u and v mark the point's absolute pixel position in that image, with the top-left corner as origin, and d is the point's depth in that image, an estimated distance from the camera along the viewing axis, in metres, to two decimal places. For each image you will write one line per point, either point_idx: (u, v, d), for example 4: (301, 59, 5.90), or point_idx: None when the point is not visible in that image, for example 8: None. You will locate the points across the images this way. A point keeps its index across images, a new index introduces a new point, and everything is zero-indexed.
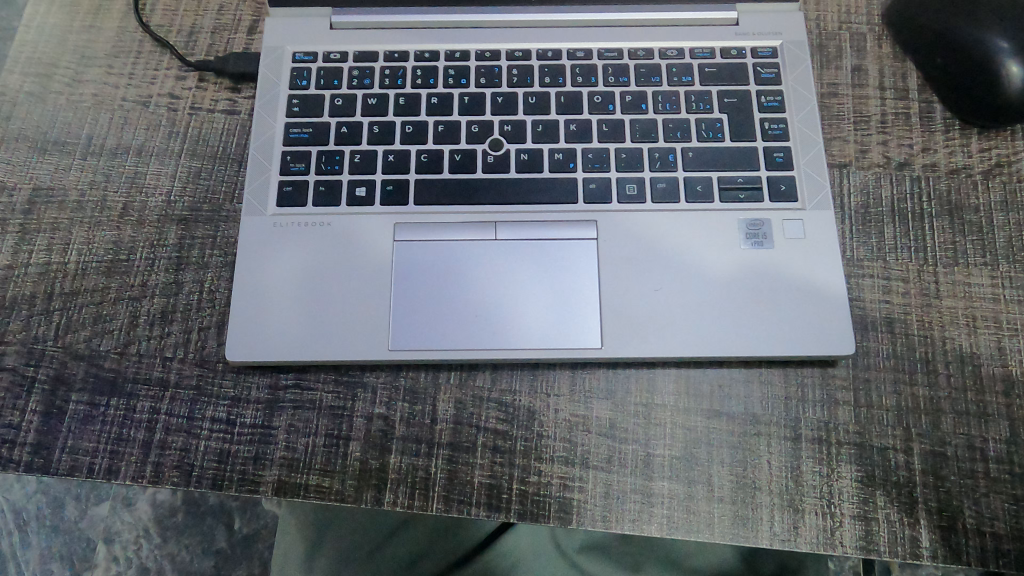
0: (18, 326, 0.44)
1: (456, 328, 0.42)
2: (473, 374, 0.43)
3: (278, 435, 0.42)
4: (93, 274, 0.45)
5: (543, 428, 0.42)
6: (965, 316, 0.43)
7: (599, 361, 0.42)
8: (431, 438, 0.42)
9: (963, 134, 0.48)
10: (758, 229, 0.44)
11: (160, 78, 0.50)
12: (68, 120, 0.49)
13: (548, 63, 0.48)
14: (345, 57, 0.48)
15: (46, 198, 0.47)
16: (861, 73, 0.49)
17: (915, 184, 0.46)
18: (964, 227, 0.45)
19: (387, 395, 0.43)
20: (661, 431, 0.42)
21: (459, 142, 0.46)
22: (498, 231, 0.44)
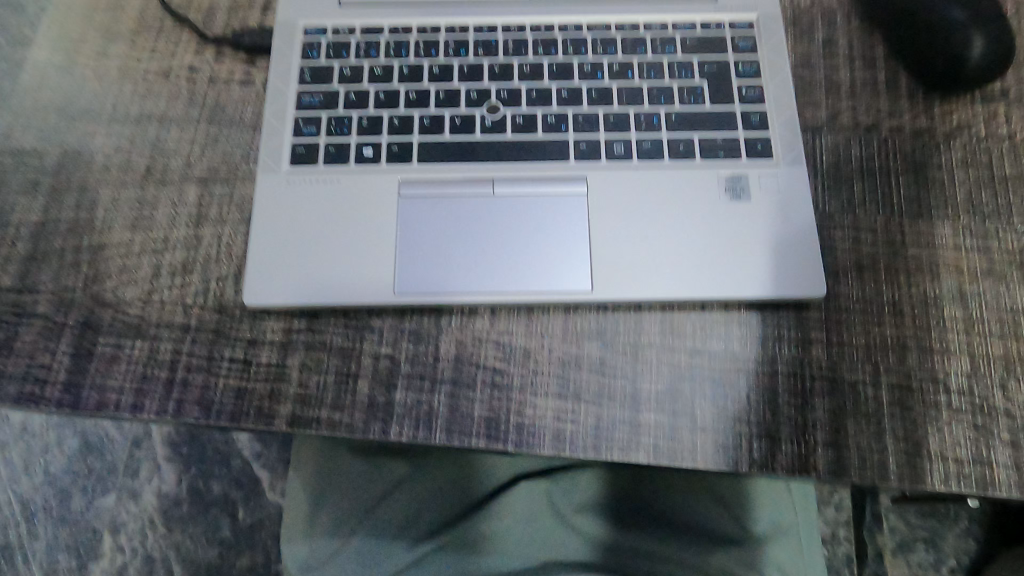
0: (49, 277, 0.47)
1: (457, 274, 0.46)
2: (473, 318, 0.46)
3: (292, 373, 0.45)
4: (119, 230, 0.48)
5: (538, 367, 0.45)
6: (929, 262, 0.47)
7: (590, 305, 0.46)
8: (434, 376, 0.45)
9: (926, 99, 0.51)
10: (736, 183, 0.48)
11: (182, 52, 0.53)
12: (95, 91, 0.52)
13: (541, 36, 0.51)
14: (353, 31, 0.52)
15: (75, 161, 0.50)
16: (832, 45, 0.53)
17: (882, 144, 0.50)
18: (927, 183, 0.49)
19: (393, 337, 0.46)
20: (647, 367, 0.45)
21: (459, 107, 0.50)
22: (496, 186, 0.48)
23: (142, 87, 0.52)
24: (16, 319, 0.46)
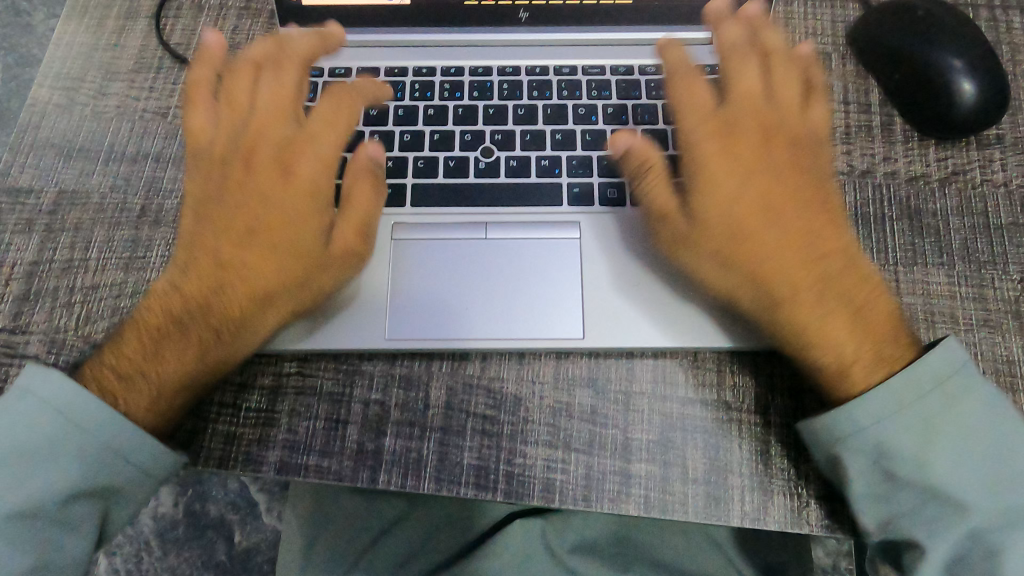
0: (42, 317, 0.47)
1: (448, 321, 0.45)
2: (464, 364, 0.46)
3: (281, 418, 0.45)
4: (112, 270, 0.48)
5: (529, 414, 0.45)
6: (923, 312, 0.47)
7: (582, 352, 0.46)
8: (423, 423, 0.45)
9: (921, 145, 0.51)
10: None
11: (293, 143, 0.46)
12: (93, 130, 0.53)
13: (535, 79, 0.52)
14: (350, 73, 0.53)
15: (71, 200, 0.50)
16: (828, 88, 0.53)
17: (877, 191, 0.50)
18: (922, 230, 0.49)
19: (383, 382, 0.46)
20: (638, 416, 0.44)
21: (453, 149, 0.50)
22: (488, 231, 0.48)
23: (241, 229, 0.45)
24: (8, 360, 0.46)
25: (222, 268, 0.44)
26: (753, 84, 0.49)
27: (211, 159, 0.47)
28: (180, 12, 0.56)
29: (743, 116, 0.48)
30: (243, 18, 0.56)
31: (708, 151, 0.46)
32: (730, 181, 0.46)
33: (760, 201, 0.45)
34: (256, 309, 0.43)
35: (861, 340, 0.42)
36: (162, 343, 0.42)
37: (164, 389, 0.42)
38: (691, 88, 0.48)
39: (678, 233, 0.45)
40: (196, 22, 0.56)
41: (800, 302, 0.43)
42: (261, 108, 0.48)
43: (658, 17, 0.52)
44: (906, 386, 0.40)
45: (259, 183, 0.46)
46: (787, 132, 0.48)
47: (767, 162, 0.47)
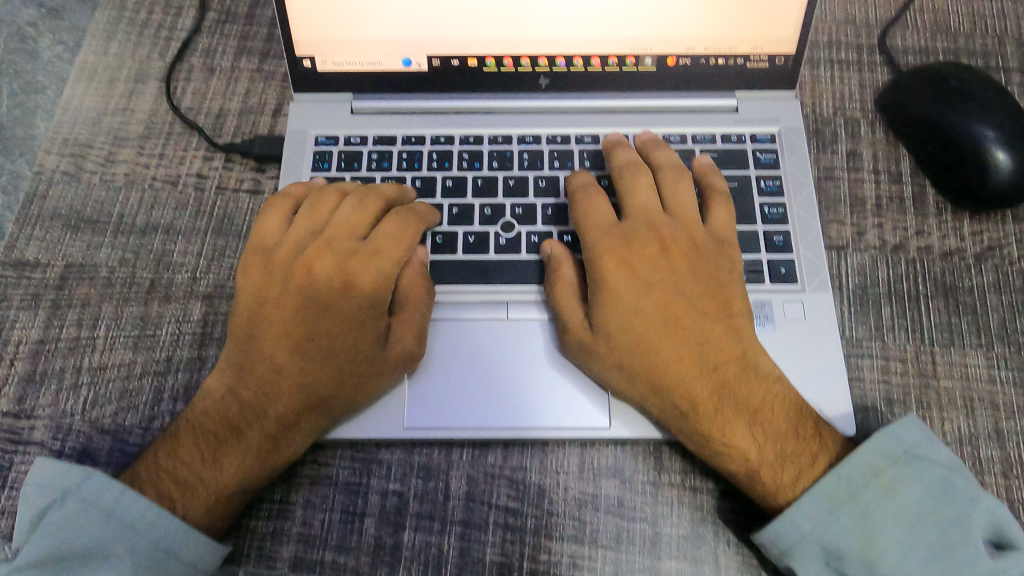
0: (47, 400, 0.45)
1: (468, 407, 0.44)
2: (485, 452, 0.44)
3: (296, 510, 0.43)
4: (121, 349, 0.47)
5: (553, 506, 0.43)
6: (962, 397, 0.45)
7: (608, 440, 0.44)
8: (444, 515, 0.43)
9: (954, 217, 0.50)
10: (760, 310, 0.46)
11: (365, 264, 0.45)
12: (101, 199, 0.51)
13: (557, 147, 0.51)
14: (365, 141, 0.51)
15: (78, 274, 0.49)
16: (856, 157, 0.52)
17: (910, 266, 0.48)
18: (958, 308, 0.47)
19: (402, 471, 0.44)
20: (668, 510, 0.43)
21: (473, 224, 0.48)
22: (510, 310, 0.46)
23: (301, 337, 0.43)
24: (11, 448, 0.44)
25: (279, 376, 0.42)
26: (648, 202, 0.47)
27: (270, 274, 0.45)
28: (191, 74, 0.55)
29: (642, 233, 0.46)
30: (255, 80, 0.55)
31: (608, 265, 0.44)
32: (627, 291, 0.43)
33: (655, 311, 0.43)
34: (310, 417, 0.42)
35: (765, 445, 0.40)
36: (221, 448, 0.41)
37: (223, 495, 0.40)
38: (597, 210, 0.46)
39: (582, 346, 0.43)
40: (207, 86, 0.55)
41: (698, 414, 0.40)
42: (334, 224, 0.46)
43: (681, 84, 0.51)
44: (836, 486, 0.38)
45: (320, 295, 0.44)
46: (684, 243, 0.46)
47: (657, 272, 0.44)
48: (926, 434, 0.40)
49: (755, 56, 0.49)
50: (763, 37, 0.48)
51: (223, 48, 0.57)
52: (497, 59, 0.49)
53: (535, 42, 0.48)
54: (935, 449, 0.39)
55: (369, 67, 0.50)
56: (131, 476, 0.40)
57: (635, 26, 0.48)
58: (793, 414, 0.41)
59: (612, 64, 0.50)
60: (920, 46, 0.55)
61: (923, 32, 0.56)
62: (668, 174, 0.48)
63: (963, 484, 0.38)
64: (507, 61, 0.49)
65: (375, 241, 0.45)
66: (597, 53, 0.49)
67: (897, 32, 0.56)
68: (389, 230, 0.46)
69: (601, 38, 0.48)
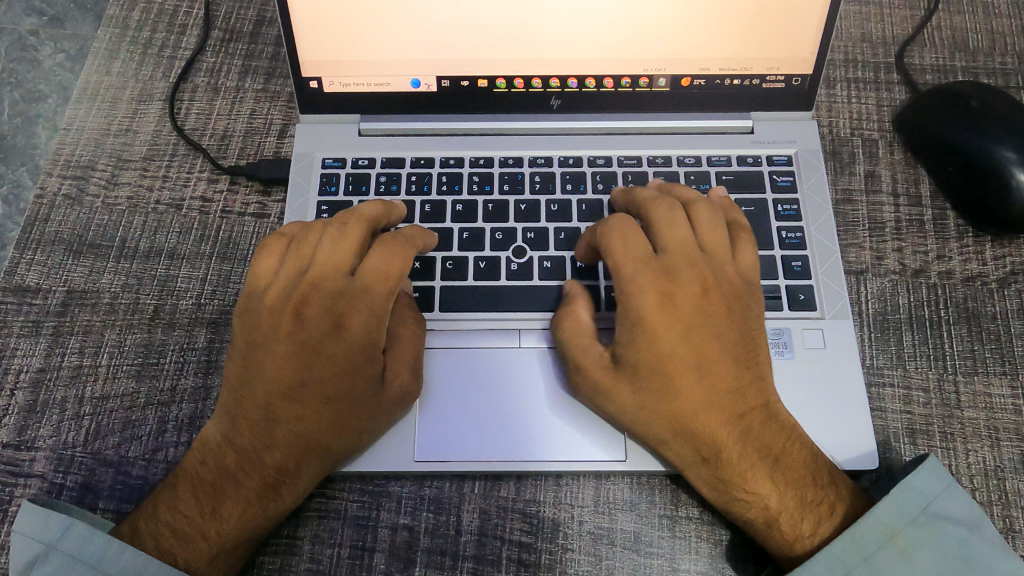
0: (48, 432, 0.44)
1: (479, 439, 0.43)
2: (497, 485, 0.43)
3: (303, 546, 0.42)
4: (123, 378, 0.46)
5: (567, 541, 0.42)
6: (987, 428, 0.44)
7: (623, 472, 0.43)
8: (455, 550, 0.42)
9: (975, 241, 0.49)
10: (778, 338, 0.45)
11: (355, 303, 0.42)
12: (104, 223, 0.50)
13: (569, 171, 0.50)
14: (373, 163, 0.50)
15: (80, 300, 0.48)
16: (874, 178, 0.51)
17: (931, 291, 0.47)
18: (981, 334, 0.46)
19: (412, 505, 0.43)
20: (686, 545, 0.41)
21: (484, 249, 0.47)
22: (521, 338, 0.45)
23: (291, 384, 0.41)
24: (12, 481, 0.43)
25: (272, 425, 0.40)
26: (686, 237, 0.43)
27: (258, 317, 0.43)
28: (195, 94, 0.55)
29: (680, 270, 0.42)
30: (260, 101, 0.55)
31: (646, 307, 0.40)
32: (660, 336, 0.40)
33: (690, 356, 0.40)
34: (308, 463, 0.40)
35: (786, 494, 0.39)
36: (220, 501, 0.40)
37: (225, 548, 0.39)
38: (630, 242, 0.42)
39: (600, 383, 0.41)
40: (212, 106, 0.54)
41: (720, 461, 0.39)
42: (318, 260, 0.42)
43: (696, 104, 0.50)
44: (850, 549, 0.37)
45: (307, 339, 0.41)
46: (722, 282, 0.42)
47: (697, 315, 0.41)
48: (941, 485, 0.39)
49: (772, 76, 0.48)
50: (781, 58, 0.47)
51: (228, 66, 0.56)
52: (508, 80, 0.48)
53: (547, 62, 0.47)
54: (950, 502, 0.38)
55: (377, 88, 0.49)
56: (131, 529, 0.39)
57: (650, 47, 0.46)
58: (812, 464, 0.40)
59: (625, 85, 0.49)
60: (939, 65, 0.54)
61: (942, 50, 0.55)
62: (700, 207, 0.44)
63: (980, 547, 0.37)
64: (518, 81, 0.48)
65: (363, 277, 0.42)
66: (610, 74, 0.48)
67: (914, 51, 0.55)
68: (376, 263, 0.42)
69: (614, 59, 0.47)
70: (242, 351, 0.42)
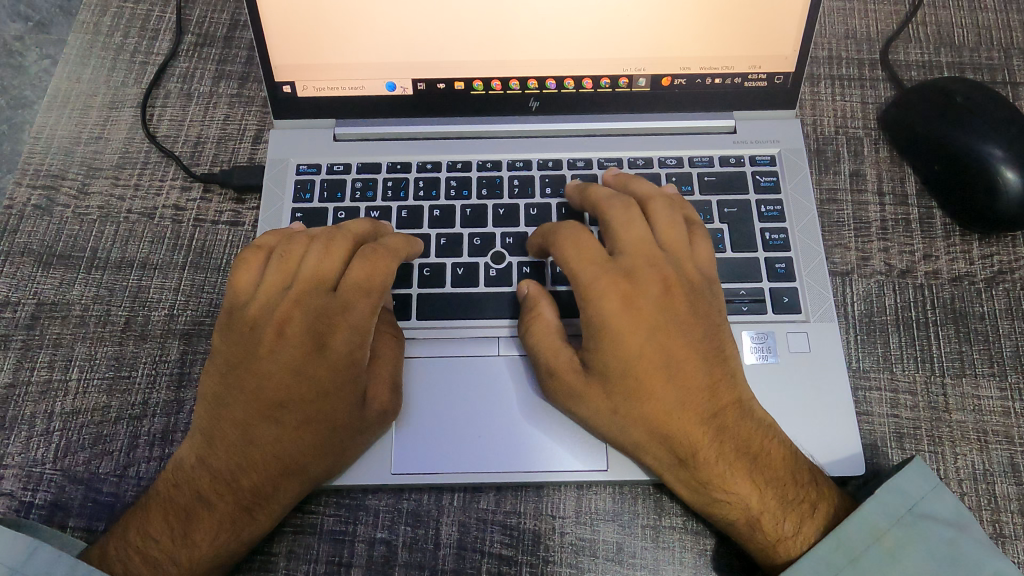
0: (16, 448, 0.43)
1: (457, 451, 0.42)
2: (477, 496, 0.42)
3: (279, 562, 0.41)
4: (94, 392, 0.45)
5: (548, 553, 0.41)
6: (975, 431, 0.43)
7: (605, 482, 0.42)
8: (434, 565, 0.41)
9: (963, 240, 0.48)
10: (762, 342, 0.44)
11: (342, 319, 0.41)
12: (74, 233, 0.49)
13: (549, 174, 0.49)
14: (349, 169, 0.49)
15: (50, 313, 0.47)
16: (859, 178, 0.50)
17: (918, 292, 0.46)
18: (969, 335, 0.45)
19: (389, 519, 0.42)
20: (671, 556, 0.40)
21: (462, 255, 0.46)
22: (501, 346, 0.44)
23: (269, 402, 0.40)
24: None
25: (248, 443, 0.39)
26: (643, 236, 0.42)
27: (240, 335, 0.42)
28: (168, 100, 0.54)
29: (641, 270, 0.41)
30: (234, 106, 0.54)
31: (610, 311, 0.40)
32: (625, 342, 0.39)
33: (656, 359, 0.39)
34: (279, 480, 0.39)
35: (766, 493, 0.38)
36: (192, 525, 0.39)
37: (199, 571, 0.38)
38: (583, 246, 0.41)
39: (575, 387, 0.40)
40: (185, 112, 0.53)
41: (697, 462, 0.38)
42: (305, 275, 0.42)
43: (677, 104, 0.49)
44: (836, 550, 0.36)
45: (287, 356, 0.41)
46: (683, 281, 0.42)
47: (661, 315, 0.40)
48: (928, 486, 0.38)
49: (754, 75, 0.47)
50: (762, 56, 0.46)
51: (201, 71, 0.55)
52: (485, 81, 0.47)
53: (525, 63, 0.46)
54: (938, 503, 0.37)
55: (351, 92, 0.48)
56: (98, 555, 0.38)
57: (629, 46, 0.45)
58: (791, 462, 0.39)
59: (605, 85, 0.48)
60: (924, 60, 0.54)
61: (927, 46, 0.54)
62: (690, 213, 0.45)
63: (970, 548, 0.36)
64: (495, 83, 0.47)
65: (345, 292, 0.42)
66: (588, 75, 0.47)
67: (899, 47, 0.54)
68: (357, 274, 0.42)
69: (593, 59, 0.46)
70: (220, 368, 0.41)
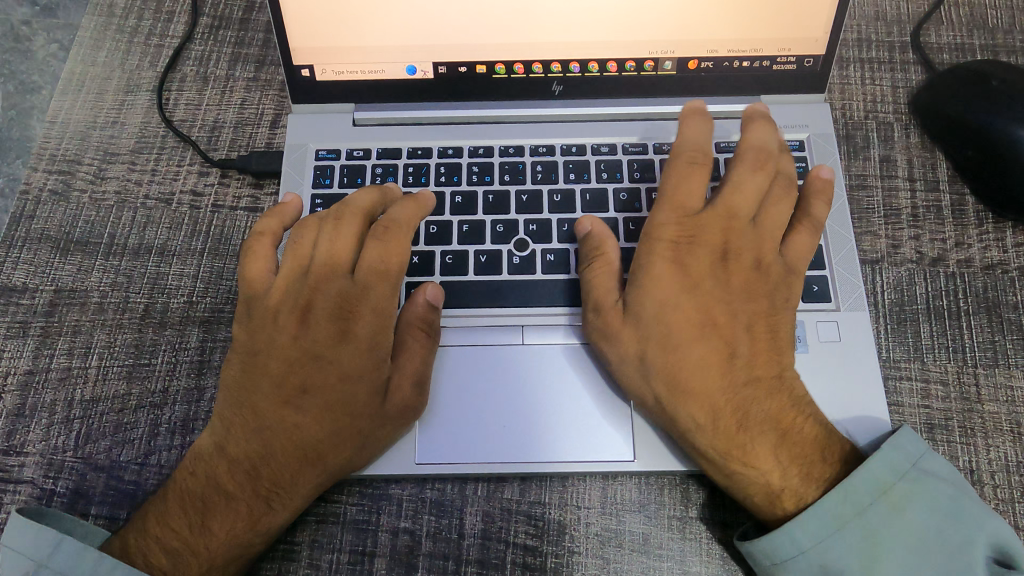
0: (38, 436, 0.43)
1: (482, 442, 0.41)
2: (502, 486, 0.42)
3: (303, 551, 0.40)
4: (115, 380, 0.44)
5: (574, 543, 0.40)
6: (1008, 422, 0.42)
7: (631, 472, 0.41)
8: (458, 554, 0.40)
9: (996, 228, 0.47)
10: (791, 331, 0.43)
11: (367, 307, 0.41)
12: (91, 219, 0.48)
13: (572, 159, 0.48)
14: (368, 154, 0.48)
15: (69, 299, 0.46)
16: (890, 163, 0.49)
17: (950, 281, 0.45)
18: (1002, 325, 0.44)
19: (413, 509, 0.41)
20: (696, 546, 0.40)
21: (484, 242, 0.45)
22: (525, 335, 0.44)
23: (293, 387, 0.40)
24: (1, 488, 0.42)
25: (268, 430, 0.39)
26: (751, 202, 0.43)
27: (261, 323, 0.42)
28: (183, 84, 0.53)
29: (711, 228, 0.42)
30: (251, 90, 0.53)
31: (673, 263, 0.41)
32: (677, 283, 0.41)
33: (704, 321, 0.41)
34: (300, 475, 0.39)
35: (789, 469, 0.37)
36: (210, 514, 0.38)
37: (217, 563, 0.38)
38: (684, 189, 0.43)
39: (611, 330, 0.41)
40: (201, 96, 0.52)
41: (721, 428, 0.38)
42: (320, 261, 0.42)
43: (704, 87, 0.47)
44: (843, 504, 0.36)
45: (314, 344, 0.41)
46: (753, 255, 0.42)
47: (718, 281, 0.42)
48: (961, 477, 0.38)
49: (783, 57, 0.46)
50: (793, 38, 0.45)
51: (217, 55, 0.54)
52: (508, 64, 0.46)
53: (548, 46, 0.45)
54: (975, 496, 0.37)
55: (370, 76, 0.47)
56: (120, 546, 0.38)
57: (656, 27, 0.44)
58: (821, 442, 0.38)
59: (629, 69, 0.47)
60: (956, 42, 0.52)
61: (959, 28, 0.53)
62: (785, 169, 0.45)
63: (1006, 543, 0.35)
64: (518, 67, 0.46)
65: (364, 275, 0.42)
66: (613, 58, 0.46)
67: (931, 29, 0.53)
68: (385, 260, 0.42)
69: (618, 42, 0.45)
70: (237, 357, 0.42)
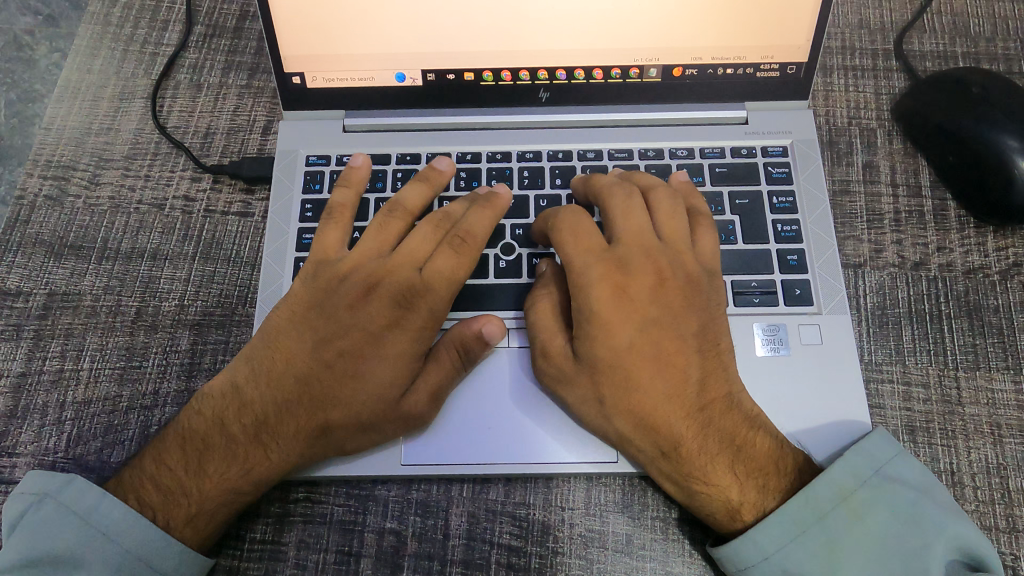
0: (30, 437, 0.43)
1: (468, 444, 0.42)
2: (487, 487, 0.42)
3: (288, 552, 0.41)
4: (106, 382, 0.45)
5: (557, 544, 0.41)
6: (989, 425, 0.42)
7: (615, 474, 0.42)
8: (443, 555, 0.41)
9: (977, 232, 0.47)
10: (774, 334, 0.43)
11: (417, 307, 0.43)
12: (85, 224, 0.49)
13: (559, 164, 0.49)
14: None
15: (62, 302, 0.47)
16: (872, 169, 0.50)
17: (932, 285, 0.46)
18: (983, 328, 0.45)
19: (399, 510, 0.42)
20: (679, 547, 0.40)
21: None
22: (511, 338, 0.44)
23: (320, 352, 0.42)
24: None
25: (286, 390, 0.41)
26: (642, 226, 0.43)
27: (301, 286, 0.44)
28: (177, 91, 0.54)
29: (640, 263, 0.42)
30: (244, 97, 0.54)
31: (600, 298, 0.40)
32: (626, 322, 0.40)
33: (655, 354, 0.40)
34: (301, 448, 0.40)
35: (746, 486, 0.38)
36: (209, 462, 0.40)
37: (205, 509, 0.39)
38: (583, 237, 0.42)
39: (564, 372, 0.41)
40: (194, 103, 0.53)
41: (681, 453, 0.38)
42: (400, 253, 0.44)
43: (688, 94, 0.48)
44: (808, 507, 0.36)
45: (362, 322, 0.42)
46: (680, 274, 0.42)
47: (655, 308, 0.41)
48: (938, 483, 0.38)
49: (766, 65, 0.46)
50: (774, 46, 0.45)
51: (211, 62, 0.55)
52: (495, 72, 0.47)
53: (535, 54, 0.46)
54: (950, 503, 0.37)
55: (360, 83, 0.47)
56: (115, 481, 0.39)
57: (640, 36, 0.45)
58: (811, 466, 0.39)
59: (615, 76, 0.47)
60: (939, 50, 0.53)
61: (942, 36, 0.53)
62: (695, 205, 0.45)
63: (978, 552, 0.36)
64: (505, 74, 0.47)
65: (428, 277, 0.43)
66: (599, 66, 0.47)
67: (913, 37, 0.54)
68: (453, 268, 0.43)
69: (603, 50, 0.46)
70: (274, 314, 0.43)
